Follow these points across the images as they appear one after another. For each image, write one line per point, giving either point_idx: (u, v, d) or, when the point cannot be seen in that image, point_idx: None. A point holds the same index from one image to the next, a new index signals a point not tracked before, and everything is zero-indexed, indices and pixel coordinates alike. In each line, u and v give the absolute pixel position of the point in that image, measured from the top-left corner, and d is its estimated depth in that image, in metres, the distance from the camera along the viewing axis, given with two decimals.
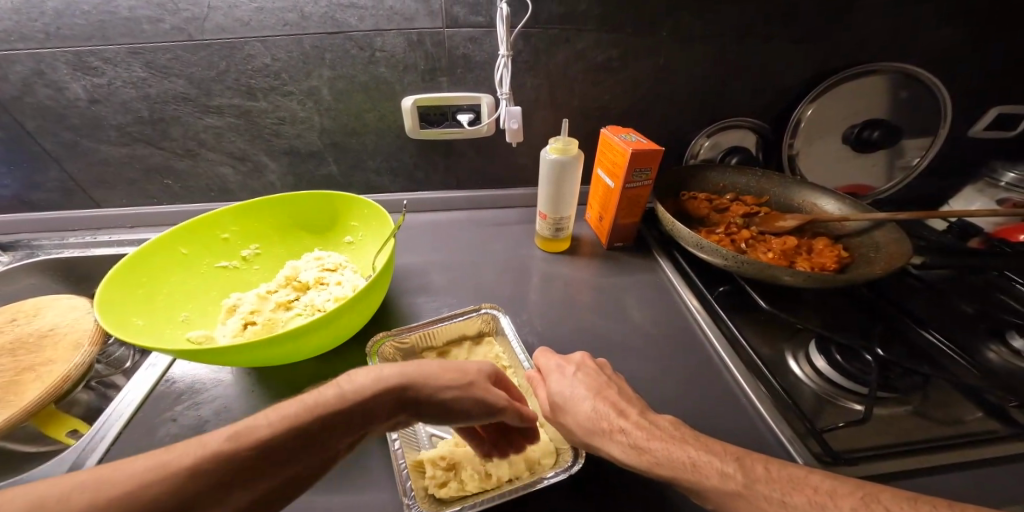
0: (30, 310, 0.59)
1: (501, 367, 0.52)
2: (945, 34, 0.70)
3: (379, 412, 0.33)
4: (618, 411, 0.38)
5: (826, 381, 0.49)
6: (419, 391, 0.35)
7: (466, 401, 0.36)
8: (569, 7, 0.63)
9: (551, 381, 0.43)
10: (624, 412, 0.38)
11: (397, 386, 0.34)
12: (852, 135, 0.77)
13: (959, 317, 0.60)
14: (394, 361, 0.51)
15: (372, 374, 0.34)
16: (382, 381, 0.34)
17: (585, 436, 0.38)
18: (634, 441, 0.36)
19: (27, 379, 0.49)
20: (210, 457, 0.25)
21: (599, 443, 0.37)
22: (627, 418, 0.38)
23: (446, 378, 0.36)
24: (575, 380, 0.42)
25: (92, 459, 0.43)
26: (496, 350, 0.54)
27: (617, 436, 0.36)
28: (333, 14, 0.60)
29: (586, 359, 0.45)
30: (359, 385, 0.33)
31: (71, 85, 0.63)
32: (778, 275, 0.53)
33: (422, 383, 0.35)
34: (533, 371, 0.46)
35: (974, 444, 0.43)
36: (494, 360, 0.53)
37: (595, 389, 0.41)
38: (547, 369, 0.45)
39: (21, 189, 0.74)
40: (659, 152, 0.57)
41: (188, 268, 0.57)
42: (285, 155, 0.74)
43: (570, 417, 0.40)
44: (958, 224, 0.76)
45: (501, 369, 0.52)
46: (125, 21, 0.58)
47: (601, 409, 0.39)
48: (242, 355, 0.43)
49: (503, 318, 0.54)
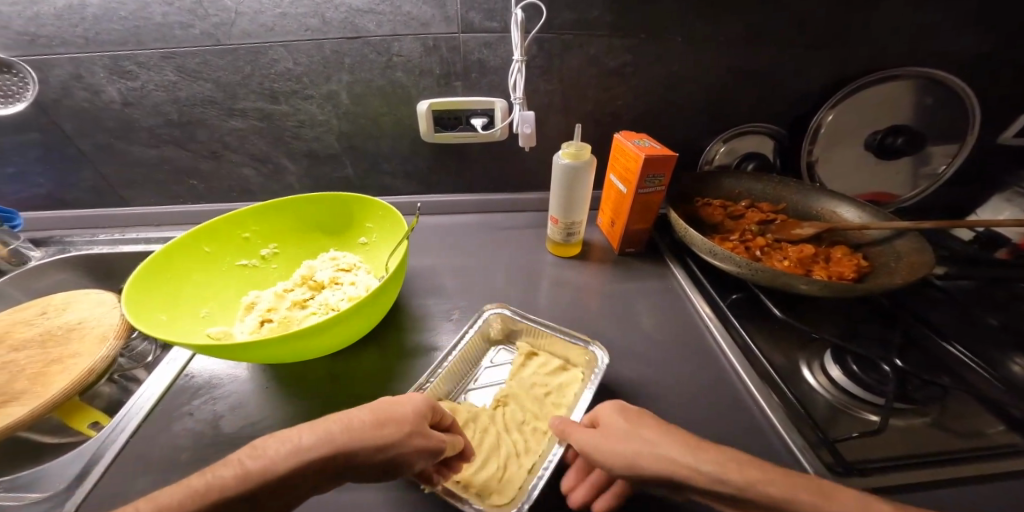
0: (59, 304, 0.61)
1: (548, 396, 0.50)
2: (973, 37, 0.68)
3: (292, 485, 0.31)
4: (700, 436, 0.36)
5: (840, 392, 0.48)
6: (344, 456, 0.33)
7: (398, 452, 0.35)
8: (584, 13, 0.63)
9: (619, 409, 0.40)
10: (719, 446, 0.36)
11: (310, 460, 0.32)
12: (874, 141, 0.75)
13: (983, 330, 0.58)
14: (484, 334, 0.56)
15: (281, 446, 0.32)
16: (280, 453, 0.32)
17: (660, 458, 0.34)
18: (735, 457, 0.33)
19: (54, 371, 0.51)
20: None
21: (680, 454, 0.33)
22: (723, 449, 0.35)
23: (367, 437, 0.34)
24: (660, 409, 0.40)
25: (109, 451, 0.45)
26: (574, 388, 0.50)
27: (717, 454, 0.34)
28: (352, 19, 0.61)
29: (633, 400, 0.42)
30: (258, 462, 0.31)
31: (106, 88, 0.66)
32: (793, 284, 0.52)
33: (345, 446, 0.33)
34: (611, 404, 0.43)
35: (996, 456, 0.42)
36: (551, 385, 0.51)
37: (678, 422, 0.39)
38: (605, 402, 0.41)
39: (56, 187, 0.77)
40: (672, 158, 0.57)
41: (211, 267, 0.59)
42: (304, 158, 0.76)
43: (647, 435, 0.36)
44: (986, 233, 0.71)
45: (557, 406, 0.48)
46: (158, 27, 0.61)
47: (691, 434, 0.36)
48: (258, 352, 0.45)
49: (603, 363, 0.49)
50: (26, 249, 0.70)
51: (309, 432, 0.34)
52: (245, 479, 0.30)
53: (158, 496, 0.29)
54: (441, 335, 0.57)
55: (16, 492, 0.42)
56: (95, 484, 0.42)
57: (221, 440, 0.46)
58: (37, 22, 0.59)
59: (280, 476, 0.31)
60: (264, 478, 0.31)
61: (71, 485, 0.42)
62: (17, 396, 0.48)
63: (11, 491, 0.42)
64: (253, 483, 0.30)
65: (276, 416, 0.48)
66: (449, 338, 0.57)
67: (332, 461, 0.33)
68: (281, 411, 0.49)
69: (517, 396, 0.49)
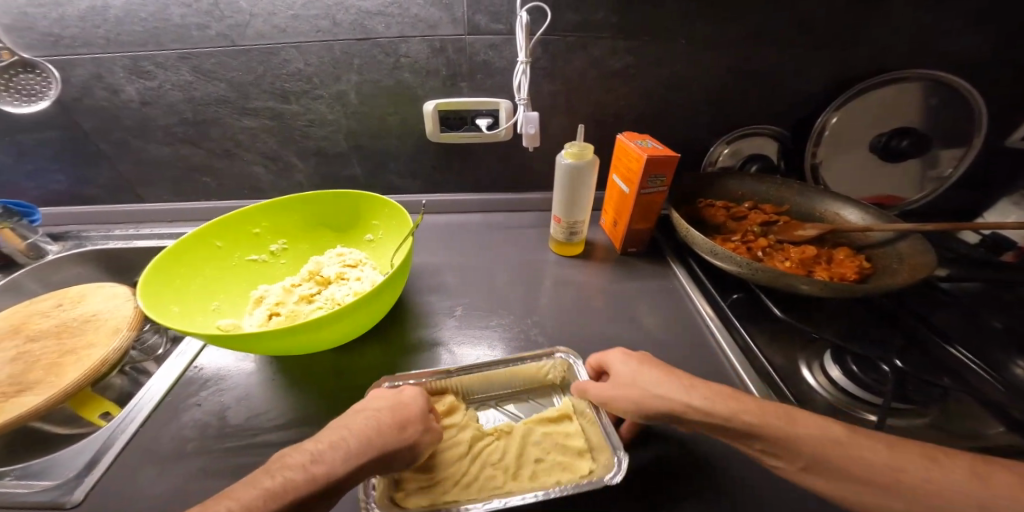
0: (76, 296, 0.63)
1: (539, 461, 0.43)
2: (980, 39, 0.67)
3: (349, 482, 0.35)
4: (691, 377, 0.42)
5: (840, 392, 0.49)
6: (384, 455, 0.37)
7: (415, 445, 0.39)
8: (589, 15, 0.64)
9: (611, 361, 0.45)
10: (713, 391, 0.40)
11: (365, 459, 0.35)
12: (879, 143, 0.74)
13: (987, 332, 0.58)
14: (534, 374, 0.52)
15: (338, 451, 0.35)
16: (332, 457, 0.35)
17: (658, 405, 0.39)
18: (726, 395, 0.39)
19: (69, 361, 0.53)
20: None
21: (679, 396, 0.39)
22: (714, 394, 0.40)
23: (398, 438, 0.38)
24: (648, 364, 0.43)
25: (119, 440, 0.46)
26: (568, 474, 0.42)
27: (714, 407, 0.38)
28: (362, 21, 0.63)
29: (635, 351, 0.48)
30: (317, 467, 0.34)
31: (125, 88, 0.68)
32: (794, 284, 0.52)
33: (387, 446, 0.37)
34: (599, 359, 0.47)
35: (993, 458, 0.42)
36: (552, 453, 0.44)
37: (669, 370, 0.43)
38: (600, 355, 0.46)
39: (75, 183, 0.79)
40: (674, 159, 0.57)
41: (222, 261, 0.60)
42: (313, 157, 0.77)
43: (641, 380, 0.41)
44: (991, 236, 0.71)
45: (539, 479, 0.42)
46: (176, 28, 0.63)
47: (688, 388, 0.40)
48: (266, 343, 0.46)
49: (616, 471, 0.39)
50: (43, 243, 0.72)
51: (344, 435, 0.37)
52: (313, 482, 0.33)
53: (234, 496, 0.31)
54: (444, 331, 0.58)
55: (27, 479, 0.44)
56: (103, 472, 0.43)
57: (227, 431, 0.47)
58: (61, 23, 0.61)
59: (341, 474, 0.34)
60: (326, 479, 0.34)
61: (81, 473, 0.43)
62: (32, 386, 0.50)
63: (22, 479, 0.44)
64: (320, 486, 0.33)
65: (281, 408, 0.49)
66: (452, 334, 0.58)
67: (371, 458, 0.36)
68: (286, 402, 0.50)
69: (516, 441, 0.45)
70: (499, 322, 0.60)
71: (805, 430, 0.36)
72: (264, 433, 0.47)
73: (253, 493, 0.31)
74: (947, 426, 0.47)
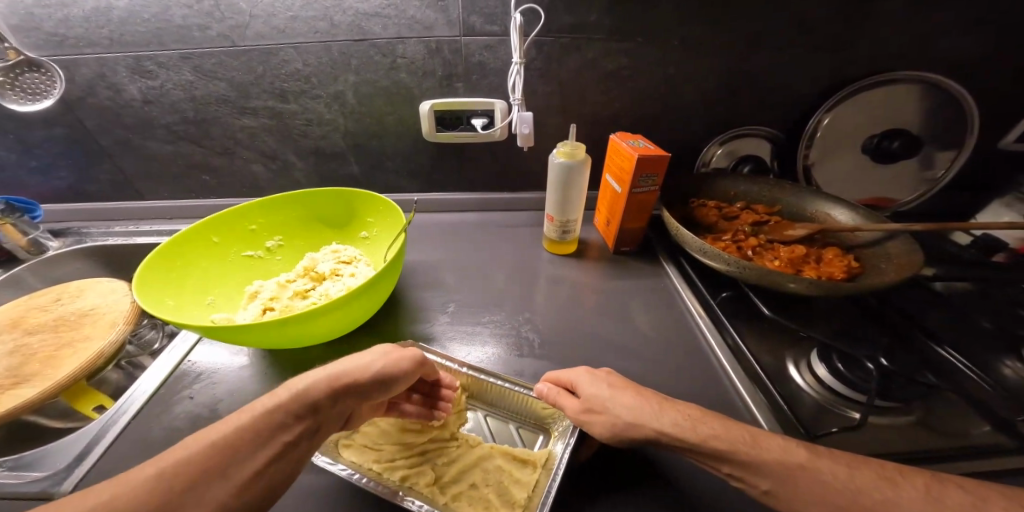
0: (75, 291, 0.64)
1: (473, 487, 0.43)
2: (970, 43, 0.68)
3: (328, 406, 0.38)
4: (665, 399, 0.41)
5: (826, 390, 0.49)
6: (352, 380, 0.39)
7: (387, 365, 0.41)
8: (584, 17, 0.65)
9: (587, 380, 0.44)
10: (671, 402, 0.41)
11: (327, 383, 0.38)
12: (871, 145, 0.76)
13: (976, 332, 0.58)
14: (528, 410, 0.50)
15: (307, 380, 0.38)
16: (313, 381, 0.37)
17: (634, 433, 0.40)
18: (689, 417, 0.39)
19: (66, 354, 0.54)
20: (212, 445, 0.32)
21: (651, 423, 0.39)
22: (676, 406, 0.40)
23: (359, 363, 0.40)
24: (607, 380, 0.44)
25: (110, 432, 0.47)
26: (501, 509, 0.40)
27: (669, 417, 0.39)
28: (359, 22, 0.64)
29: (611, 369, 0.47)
30: (301, 385, 0.37)
31: (128, 87, 0.69)
32: (780, 282, 0.53)
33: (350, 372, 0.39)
34: (556, 380, 0.47)
35: (973, 456, 0.43)
36: (489, 488, 0.42)
37: (630, 385, 0.43)
38: (577, 373, 0.46)
39: (77, 180, 0.80)
40: (665, 158, 0.58)
41: (218, 257, 0.61)
42: (311, 155, 0.78)
43: (616, 404, 0.41)
44: (982, 238, 0.73)
45: (473, 504, 0.41)
46: (177, 29, 0.64)
47: (646, 400, 0.41)
48: (258, 335, 0.46)
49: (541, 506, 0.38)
50: (44, 239, 0.73)
51: (321, 370, 0.39)
52: (296, 402, 0.36)
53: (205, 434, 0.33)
54: (437, 327, 0.59)
55: (18, 471, 0.44)
56: (94, 463, 0.44)
57: None
58: (66, 24, 0.63)
59: (320, 398, 0.37)
60: (311, 401, 0.37)
61: (71, 465, 0.44)
62: (28, 378, 0.51)
63: (14, 470, 0.44)
64: (302, 406, 0.36)
65: None
66: (445, 330, 0.59)
67: (344, 382, 0.38)
68: None
69: (469, 458, 0.45)
70: (491, 319, 0.60)
71: (768, 454, 0.35)
72: None
73: (243, 419, 0.34)
74: (932, 424, 0.47)
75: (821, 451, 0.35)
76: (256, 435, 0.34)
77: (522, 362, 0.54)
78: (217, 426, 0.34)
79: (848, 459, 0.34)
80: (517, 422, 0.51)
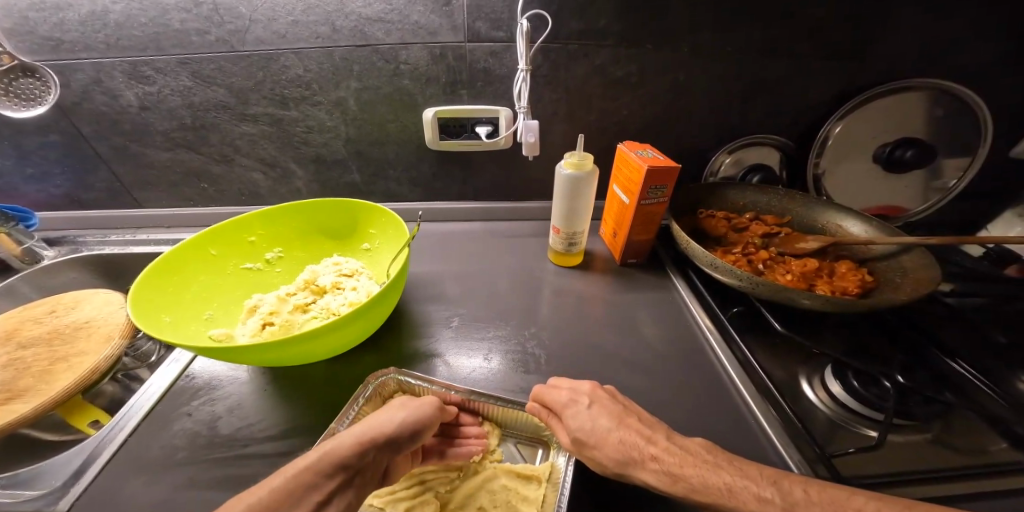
0: (69, 302, 0.63)
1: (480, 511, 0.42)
2: (984, 51, 0.67)
3: (360, 461, 0.38)
4: (646, 438, 0.39)
5: (840, 406, 0.48)
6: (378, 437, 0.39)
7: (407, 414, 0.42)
8: (591, 24, 0.63)
9: (567, 417, 0.42)
10: (653, 439, 0.38)
11: (359, 440, 0.38)
12: (882, 154, 0.74)
13: (991, 348, 0.57)
14: (526, 423, 0.48)
15: (341, 438, 0.38)
16: (342, 439, 0.38)
17: (625, 472, 0.38)
18: (668, 467, 0.36)
19: (61, 369, 0.53)
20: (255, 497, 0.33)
21: (636, 473, 0.37)
22: (657, 445, 0.38)
23: (381, 420, 0.40)
24: (593, 414, 0.41)
25: (107, 449, 0.46)
26: None
27: (651, 464, 0.37)
28: (361, 27, 0.62)
29: (596, 388, 0.44)
30: (330, 443, 0.37)
31: (125, 93, 0.68)
32: (793, 298, 0.51)
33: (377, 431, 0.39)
34: (544, 407, 0.45)
35: (997, 474, 0.42)
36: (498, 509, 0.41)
37: (617, 418, 0.41)
38: (558, 405, 0.43)
39: (71, 188, 0.79)
40: (674, 169, 0.56)
41: (216, 269, 0.60)
42: (312, 164, 0.77)
43: (598, 451, 0.39)
44: (996, 250, 0.72)
45: None
46: (175, 33, 0.63)
47: (629, 440, 0.39)
48: (258, 354, 0.45)
49: None
50: (39, 248, 0.72)
51: (351, 429, 0.39)
52: (327, 460, 0.36)
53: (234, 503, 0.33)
54: (441, 343, 0.57)
55: (12, 489, 0.43)
56: (91, 481, 0.43)
57: (216, 441, 0.46)
58: (61, 27, 0.61)
59: (349, 455, 0.37)
60: (341, 458, 0.37)
61: (67, 482, 0.43)
62: (22, 393, 0.49)
63: (9, 488, 0.43)
64: (334, 465, 0.36)
65: (273, 419, 0.49)
66: (449, 346, 0.57)
67: (373, 438, 0.39)
68: (276, 415, 0.49)
69: (473, 480, 0.44)
70: (496, 333, 0.59)
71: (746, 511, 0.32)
72: (252, 444, 0.46)
73: (276, 482, 0.35)
74: (952, 441, 0.46)
75: (798, 498, 0.32)
76: (289, 497, 0.34)
77: (528, 380, 0.53)
78: (261, 485, 0.35)
79: (826, 508, 0.31)
80: (518, 438, 0.49)
